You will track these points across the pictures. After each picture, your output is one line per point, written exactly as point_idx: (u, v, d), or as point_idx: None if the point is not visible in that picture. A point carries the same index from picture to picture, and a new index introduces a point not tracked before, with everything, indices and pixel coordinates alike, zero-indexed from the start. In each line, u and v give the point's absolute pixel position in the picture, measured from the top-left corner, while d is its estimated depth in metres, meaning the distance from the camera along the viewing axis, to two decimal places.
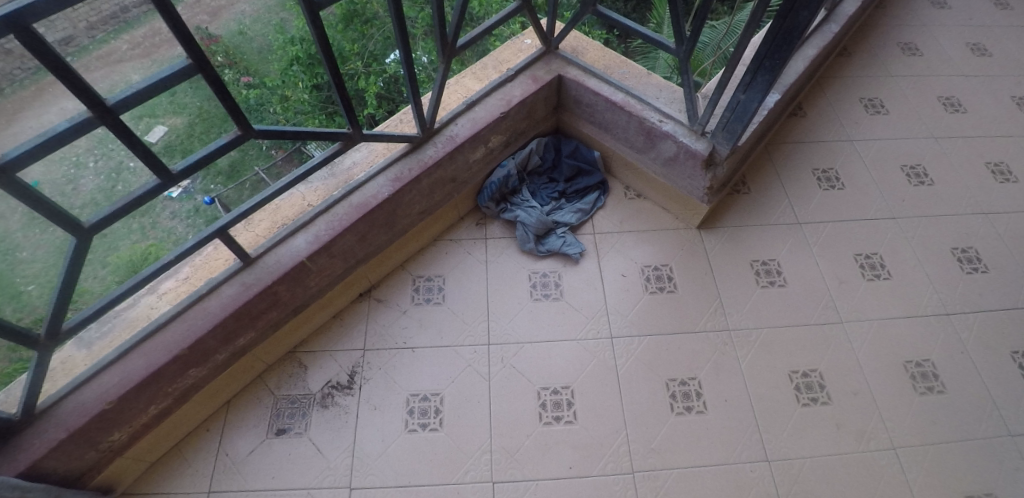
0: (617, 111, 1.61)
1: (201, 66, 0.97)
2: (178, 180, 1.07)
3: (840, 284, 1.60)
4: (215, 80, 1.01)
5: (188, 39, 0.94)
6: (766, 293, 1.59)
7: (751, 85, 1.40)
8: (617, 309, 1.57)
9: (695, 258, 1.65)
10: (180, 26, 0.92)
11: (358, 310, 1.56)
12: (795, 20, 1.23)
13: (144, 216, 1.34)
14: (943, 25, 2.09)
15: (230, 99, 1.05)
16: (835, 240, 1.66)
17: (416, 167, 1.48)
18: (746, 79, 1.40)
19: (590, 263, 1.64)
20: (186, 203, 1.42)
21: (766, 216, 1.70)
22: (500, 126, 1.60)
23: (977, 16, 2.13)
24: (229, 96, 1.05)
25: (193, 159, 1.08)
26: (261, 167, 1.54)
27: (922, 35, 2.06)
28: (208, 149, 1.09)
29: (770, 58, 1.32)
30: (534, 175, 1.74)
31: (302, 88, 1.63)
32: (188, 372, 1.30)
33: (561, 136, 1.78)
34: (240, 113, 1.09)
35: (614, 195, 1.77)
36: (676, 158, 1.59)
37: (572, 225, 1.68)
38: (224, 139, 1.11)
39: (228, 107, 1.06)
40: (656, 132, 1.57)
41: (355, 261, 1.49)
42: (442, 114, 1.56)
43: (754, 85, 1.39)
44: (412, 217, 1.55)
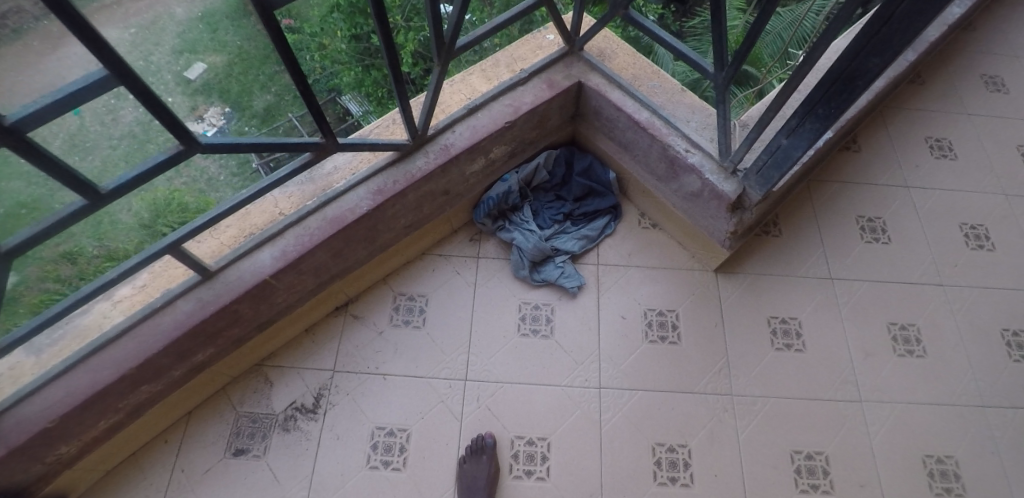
0: (639, 131, 1.43)
1: (122, 76, 0.81)
2: (107, 200, 0.93)
3: (866, 357, 1.44)
4: (144, 93, 0.85)
5: (104, 46, 0.77)
6: (779, 358, 1.43)
7: (798, 130, 1.19)
8: (611, 356, 1.43)
9: (707, 306, 1.48)
10: (88, 31, 0.74)
11: (331, 325, 1.47)
12: (862, 67, 1.02)
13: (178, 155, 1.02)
14: None
15: (166, 114, 0.90)
16: (867, 304, 1.49)
17: (401, 179, 1.35)
18: (793, 123, 1.19)
19: (588, 299, 1.49)
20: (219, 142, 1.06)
21: (795, 266, 1.53)
22: (504, 137, 1.45)
23: None
24: (163, 111, 0.89)
25: (125, 177, 0.94)
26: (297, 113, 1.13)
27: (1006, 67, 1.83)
28: (142, 165, 0.95)
29: (823, 106, 1.12)
30: (540, 191, 1.57)
31: (340, 38, 1.34)
32: (140, 389, 1.23)
33: (575, 149, 1.60)
34: (179, 127, 0.93)
35: (627, 221, 1.59)
36: (697, 194, 1.42)
37: (573, 254, 1.52)
38: (162, 155, 0.96)
39: (164, 122, 0.91)
40: (680, 163, 1.40)
41: (330, 276, 1.39)
42: (438, 119, 1.41)
43: (800, 131, 1.19)
44: (397, 231, 1.43)
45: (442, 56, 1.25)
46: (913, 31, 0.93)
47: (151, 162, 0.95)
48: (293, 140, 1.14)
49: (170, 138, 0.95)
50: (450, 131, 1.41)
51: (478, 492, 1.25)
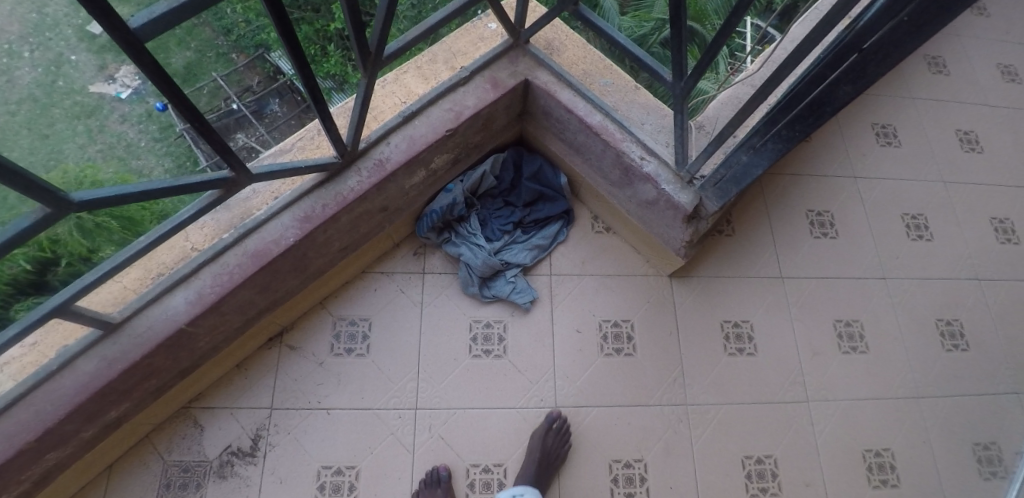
0: (591, 136, 1.36)
1: None
2: None
3: (813, 356, 1.45)
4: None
5: None
6: (732, 363, 1.43)
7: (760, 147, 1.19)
8: (567, 372, 1.39)
9: (662, 313, 1.46)
10: None
11: (265, 359, 1.35)
12: (832, 93, 1.04)
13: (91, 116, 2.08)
14: (976, 37, 1.95)
15: (18, 176, 0.76)
16: (816, 301, 1.50)
17: (332, 203, 1.22)
18: (755, 141, 1.19)
19: (541, 314, 1.43)
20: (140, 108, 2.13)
21: (748, 266, 1.51)
22: (446, 145, 1.33)
23: (1015, 32, 1.99)
24: (14, 173, 0.75)
25: None
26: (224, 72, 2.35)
27: (944, 50, 1.90)
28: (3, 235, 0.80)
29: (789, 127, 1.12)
30: (487, 198, 1.47)
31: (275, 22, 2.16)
32: (45, 456, 1.10)
33: (525, 151, 1.50)
34: (40, 189, 0.79)
35: (580, 226, 1.52)
36: (652, 202, 1.37)
37: (525, 266, 1.44)
38: (26, 221, 0.82)
39: (18, 186, 0.77)
40: (635, 171, 1.35)
41: (259, 309, 1.27)
42: (370, 131, 1.28)
43: None
44: (331, 256, 1.31)
45: (367, 64, 1.10)
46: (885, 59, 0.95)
47: (12, 229, 0.81)
48: (195, 180, 0.99)
49: (34, 202, 0.81)
50: (385, 143, 1.28)
51: None
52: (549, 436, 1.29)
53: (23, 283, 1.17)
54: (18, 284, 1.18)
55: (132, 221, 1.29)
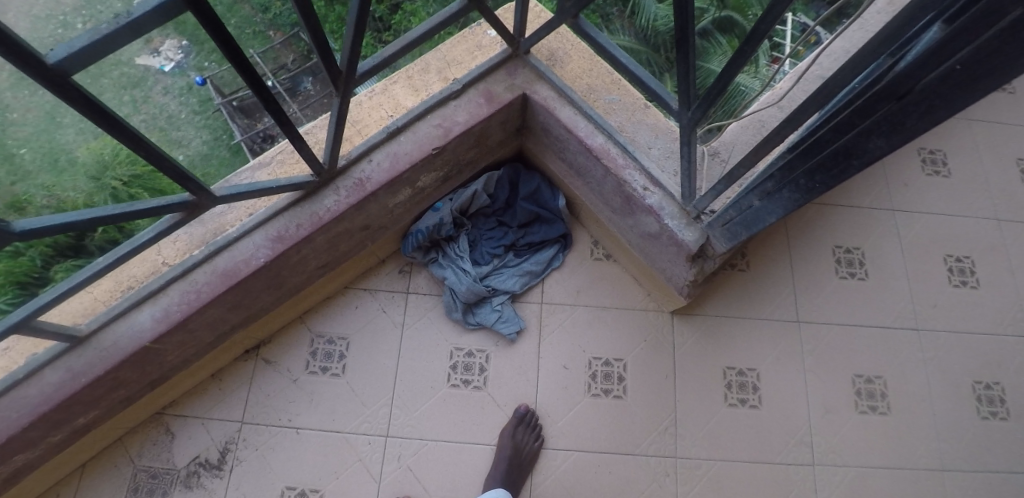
0: (592, 159, 1.25)
1: None
2: None
3: (824, 414, 1.32)
4: None
5: None
6: (731, 415, 1.32)
7: (774, 194, 1.03)
8: (548, 410, 1.31)
9: (658, 354, 1.35)
10: None
11: (240, 371, 1.33)
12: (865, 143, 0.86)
13: (138, 89, 1.93)
14: None
15: None
16: (835, 353, 1.35)
17: (306, 223, 1.16)
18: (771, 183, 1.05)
19: (528, 345, 1.34)
20: (180, 80, 2.00)
21: (760, 306, 1.37)
22: (434, 163, 1.24)
23: None
24: None
25: None
26: (260, 51, 2.12)
27: None
28: None
29: (808, 178, 0.96)
30: (479, 218, 1.38)
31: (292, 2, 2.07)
32: (13, 459, 1.08)
33: (523, 168, 1.39)
34: None
35: (578, 251, 1.42)
36: (655, 235, 1.25)
37: (513, 293, 1.35)
38: None
39: None
40: (636, 201, 1.22)
41: (232, 325, 1.23)
42: (352, 146, 1.21)
43: (775, 196, 1.03)
44: (308, 273, 1.25)
45: (339, 86, 1.01)
46: (930, 117, 0.77)
47: None
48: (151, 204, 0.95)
49: None
50: (367, 160, 1.20)
51: None
52: (518, 429, 1.26)
53: (63, 245, 1.34)
54: (57, 247, 1.32)
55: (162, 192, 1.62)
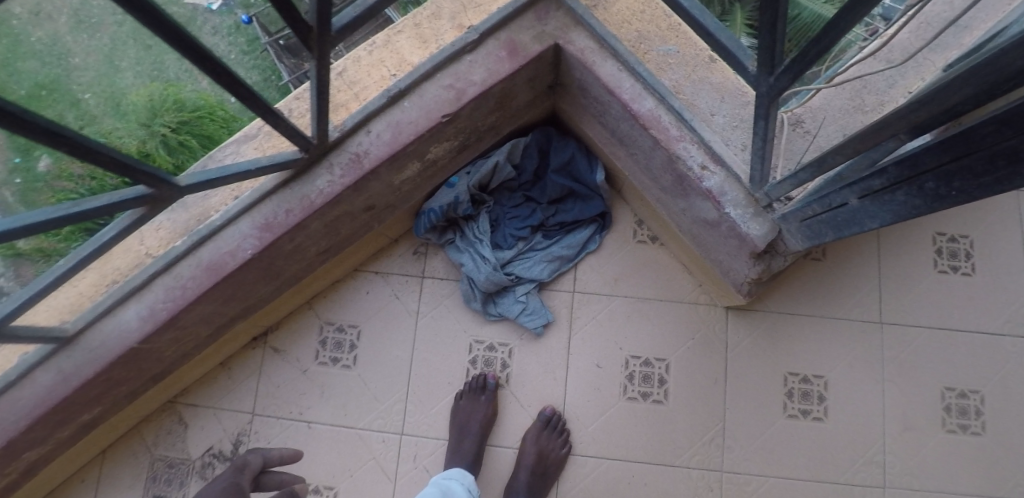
0: (638, 128, 1.01)
1: None
2: None
3: (901, 432, 1.18)
4: None
5: None
6: (790, 427, 1.18)
7: (883, 196, 0.73)
8: (579, 414, 1.17)
9: (709, 355, 1.20)
10: None
11: (248, 359, 1.24)
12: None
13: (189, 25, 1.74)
14: None
15: None
16: (920, 361, 1.20)
17: (297, 208, 0.98)
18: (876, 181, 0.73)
19: (556, 340, 1.19)
20: (227, 18, 1.76)
21: (839, 304, 1.22)
22: (444, 133, 1.03)
23: None
24: None
25: None
26: None
27: None
28: None
29: (942, 181, 0.64)
30: (502, 193, 1.19)
31: None
32: (23, 456, 1.03)
33: (555, 133, 1.18)
34: None
35: (618, 232, 1.23)
36: (713, 223, 1.02)
37: (541, 281, 1.18)
38: None
39: None
40: (692, 183, 0.99)
41: (230, 316, 1.11)
42: (347, 114, 1.00)
43: (885, 198, 0.73)
44: (308, 260, 1.10)
45: (311, 47, 0.77)
46: None
47: None
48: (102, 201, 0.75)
49: None
50: (364, 132, 0.99)
51: (468, 436, 1.12)
52: (542, 436, 1.13)
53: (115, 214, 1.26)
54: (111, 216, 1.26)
55: (211, 139, 1.47)
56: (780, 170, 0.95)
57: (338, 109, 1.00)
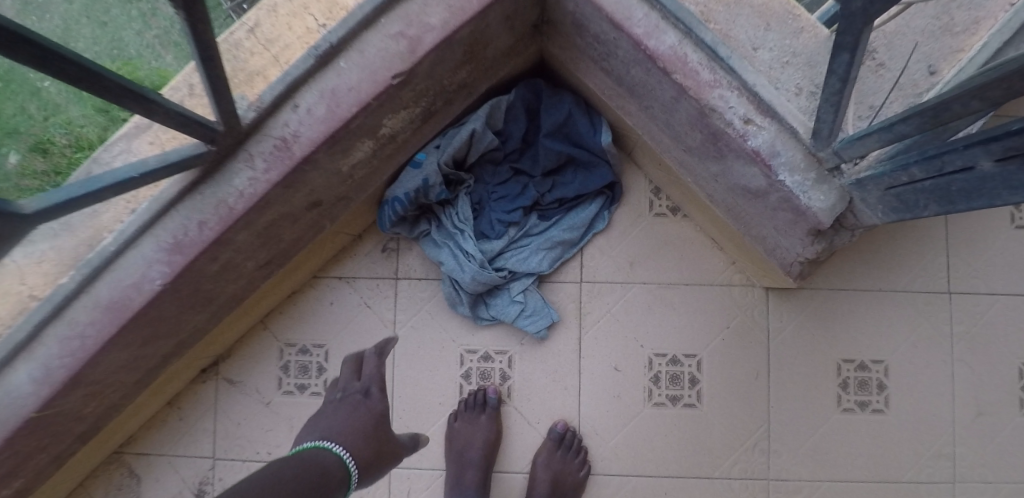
0: (658, 75, 0.75)
1: None
2: None
3: (974, 417, 1.05)
4: None
5: None
6: (847, 423, 1.03)
7: None
8: (598, 428, 0.99)
9: (750, 347, 1.01)
10: None
11: (201, 395, 1.02)
12: None
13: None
14: None
15: None
16: (995, 335, 1.06)
17: (213, 219, 0.73)
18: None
19: (564, 343, 0.99)
20: None
21: (901, 274, 1.06)
22: (398, 101, 0.77)
23: None
24: None
25: None
26: None
27: None
28: None
29: None
30: (485, 168, 0.97)
31: None
32: None
33: (545, 86, 0.94)
34: None
35: (630, 205, 1.01)
36: (759, 193, 0.79)
37: (541, 274, 0.97)
38: None
39: None
40: (732, 146, 0.75)
41: (161, 357, 0.88)
42: (265, 83, 0.72)
43: None
44: (248, 277, 0.87)
45: None
46: None
47: None
48: None
49: None
50: (292, 107, 0.72)
51: (471, 468, 0.94)
52: (554, 459, 0.95)
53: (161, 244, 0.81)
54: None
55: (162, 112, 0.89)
56: (854, 123, 0.73)
57: (253, 79, 0.72)
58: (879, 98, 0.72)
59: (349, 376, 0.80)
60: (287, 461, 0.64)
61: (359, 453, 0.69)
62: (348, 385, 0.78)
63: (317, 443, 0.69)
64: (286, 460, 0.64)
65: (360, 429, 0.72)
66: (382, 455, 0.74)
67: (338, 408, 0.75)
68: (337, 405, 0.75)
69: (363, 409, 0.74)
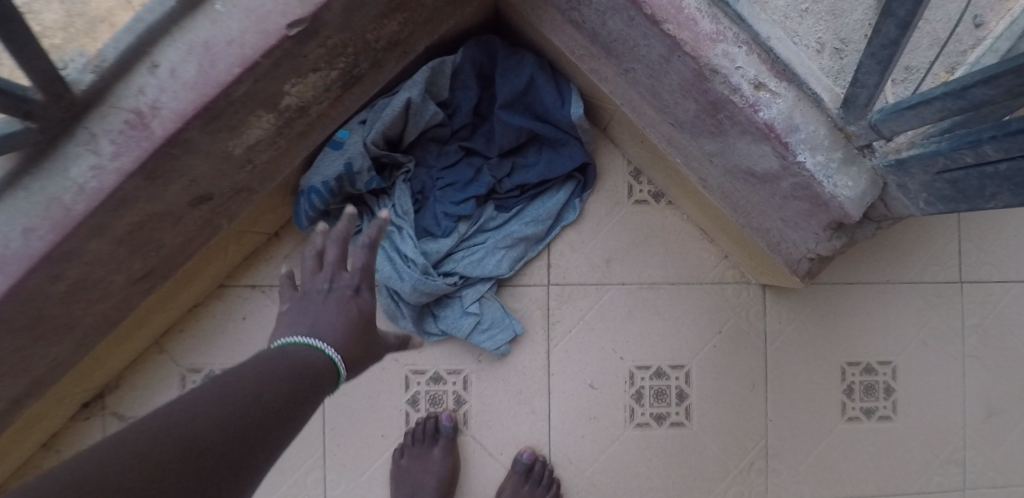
0: (641, 29, 0.58)
1: None
2: None
3: (985, 417, 0.93)
4: None
5: None
6: (852, 434, 0.90)
7: None
8: (572, 455, 0.84)
9: (744, 354, 0.87)
10: None
11: (83, 436, 0.82)
12: None
13: None
14: None
15: None
16: (1011, 329, 0.93)
17: (44, 224, 0.53)
18: None
19: (527, 359, 0.83)
20: None
21: (910, 262, 0.91)
22: (303, 59, 0.58)
23: None
24: None
25: None
26: None
27: None
28: None
29: None
30: (429, 147, 0.80)
31: None
32: None
33: (500, 45, 0.76)
34: None
35: (604, 192, 0.84)
36: (765, 179, 0.63)
37: (500, 277, 0.81)
38: None
39: None
40: (733, 122, 0.59)
41: (10, 400, 0.67)
42: (109, 34, 0.52)
43: None
44: (121, 293, 0.67)
45: None
46: None
47: None
48: None
49: None
50: (149, 67, 0.52)
51: None
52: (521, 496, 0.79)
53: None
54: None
55: None
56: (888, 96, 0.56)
57: (95, 26, 0.52)
58: (915, 59, 0.57)
59: (336, 263, 0.57)
60: (261, 355, 0.49)
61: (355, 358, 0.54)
62: (334, 276, 0.56)
63: (302, 340, 0.52)
64: (263, 356, 0.49)
65: (358, 333, 0.54)
66: (373, 355, 0.57)
67: (324, 302, 0.55)
68: (322, 300, 0.55)
69: (357, 309, 0.55)
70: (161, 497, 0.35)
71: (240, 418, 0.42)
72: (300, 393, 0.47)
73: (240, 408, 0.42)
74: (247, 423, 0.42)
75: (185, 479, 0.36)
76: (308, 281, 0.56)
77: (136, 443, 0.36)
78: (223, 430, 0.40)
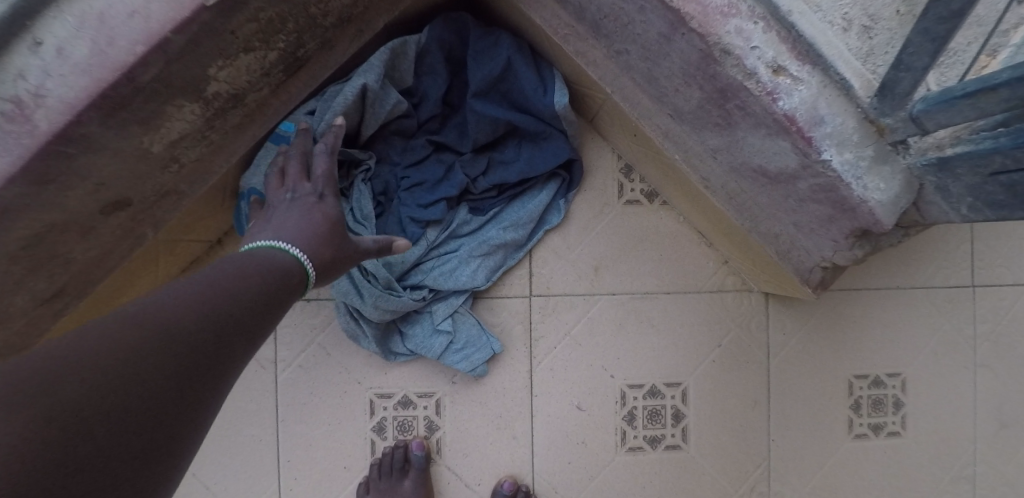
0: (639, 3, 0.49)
1: None
2: None
3: (997, 430, 0.86)
4: None
5: None
6: (856, 452, 0.82)
7: None
8: (557, 484, 0.75)
9: (744, 370, 0.79)
10: None
11: None
12: None
13: None
14: None
15: None
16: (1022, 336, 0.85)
17: None
18: None
19: (507, 379, 0.74)
20: None
21: (916, 267, 0.83)
22: (229, 37, 0.47)
23: None
24: None
25: None
26: None
27: None
28: None
29: None
30: (392, 143, 0.71)
31: None
32: None
33: (471, 24, 0.67)
34: None
35: (591, 193, 0.75)
36: (780, 180, 0.55)
37: (477, 289, 0.72)
38: None
39: None
40: (744, 114, 0.50)
41: None
42: None
43: None
44: (25, 316, 0.56)
45: None
46: None
47: None
48: None
49: None
50: (27, 45, 0.41)
51: None
52: None
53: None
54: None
55: None
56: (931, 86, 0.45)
57: None
58: None
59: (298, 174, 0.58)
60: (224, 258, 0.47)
61: (323, 260, 0.52)
62: (297, 185, 0.57)
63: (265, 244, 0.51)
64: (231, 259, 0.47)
65: (324, 236, 0.53)
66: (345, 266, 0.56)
67: (289, 209, 0.55)
68: (286, 206, 0.56)
69: (321, 213, 0.55)
70: (143, 375, 0.32)
71: (215, 311, 0.39)
72: (273, 301, 0.45)
73: (221, 304, 0.40)
74: (227, 320, 0.39)
75: (163, 367, 0.33)
76: (273, 195, 0.57)
77: (104, 328, 0.33)
78: (200, 319, 0.37)
